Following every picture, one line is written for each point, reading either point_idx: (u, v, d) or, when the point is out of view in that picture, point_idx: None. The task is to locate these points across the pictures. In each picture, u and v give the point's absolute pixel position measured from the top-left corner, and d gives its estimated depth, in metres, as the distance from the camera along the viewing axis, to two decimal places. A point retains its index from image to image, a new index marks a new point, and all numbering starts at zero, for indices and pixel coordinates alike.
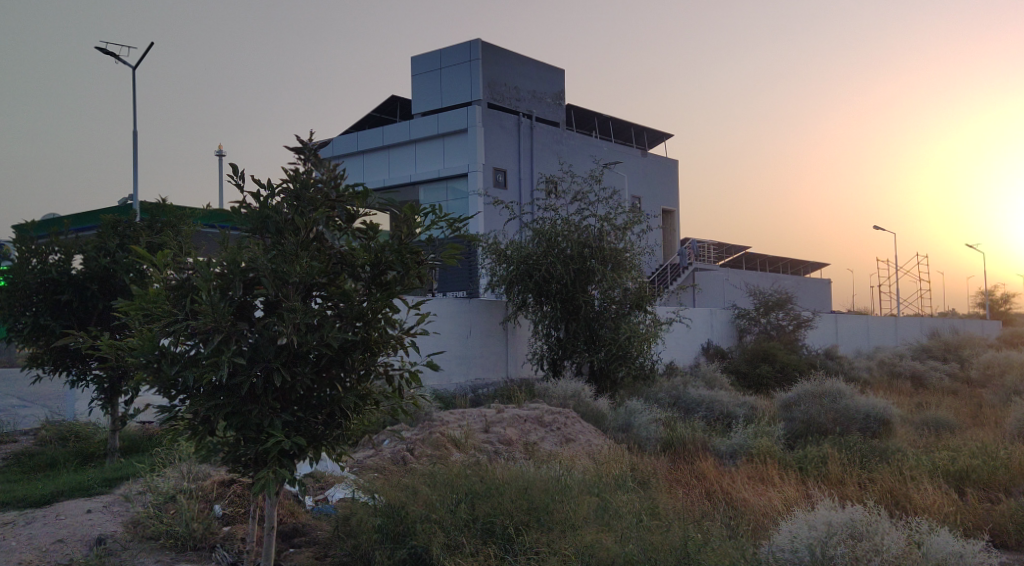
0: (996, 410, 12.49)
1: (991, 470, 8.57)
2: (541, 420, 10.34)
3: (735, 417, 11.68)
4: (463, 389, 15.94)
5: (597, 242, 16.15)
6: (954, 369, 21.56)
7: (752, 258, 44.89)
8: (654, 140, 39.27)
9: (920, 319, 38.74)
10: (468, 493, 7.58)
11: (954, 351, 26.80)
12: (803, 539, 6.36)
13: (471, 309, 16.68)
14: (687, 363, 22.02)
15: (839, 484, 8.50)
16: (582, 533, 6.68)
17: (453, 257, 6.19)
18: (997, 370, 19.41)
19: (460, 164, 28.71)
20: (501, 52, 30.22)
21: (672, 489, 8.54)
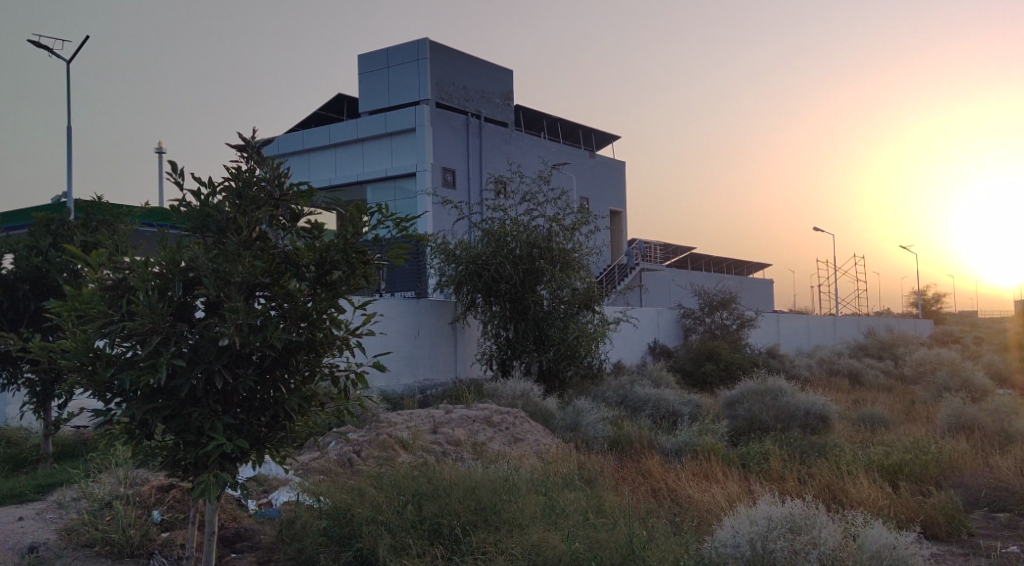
0: (927, 405, 12.96)
1: (923, 464, 8.89)
2: (490, 420, 10.34)
3: (680, 415, 11.87)
4: (411, 390, 15.82)
5: (546, 242, 16.25)
6: (889, 366, 22.33)
7: (699, 258, 45.69)
8: (602, 141, 39.66)
9: (858, 319, 39.99)
10: (415, 494, 7.54)
11: (891, 349, 27.73)
12: (745, 534, 6.49)
13: (419, 309, 16.59)
14: (635, 362, 22.29)
15: (780, 479, 8.72)
16: (529, 533, 6.73)
17: (401, 257, 6.12)
18: (929, 367, 20.15)
19: (408, 163, 28.53)
20: (450, 51, 30.17)
21: (619, 486, 8.64)
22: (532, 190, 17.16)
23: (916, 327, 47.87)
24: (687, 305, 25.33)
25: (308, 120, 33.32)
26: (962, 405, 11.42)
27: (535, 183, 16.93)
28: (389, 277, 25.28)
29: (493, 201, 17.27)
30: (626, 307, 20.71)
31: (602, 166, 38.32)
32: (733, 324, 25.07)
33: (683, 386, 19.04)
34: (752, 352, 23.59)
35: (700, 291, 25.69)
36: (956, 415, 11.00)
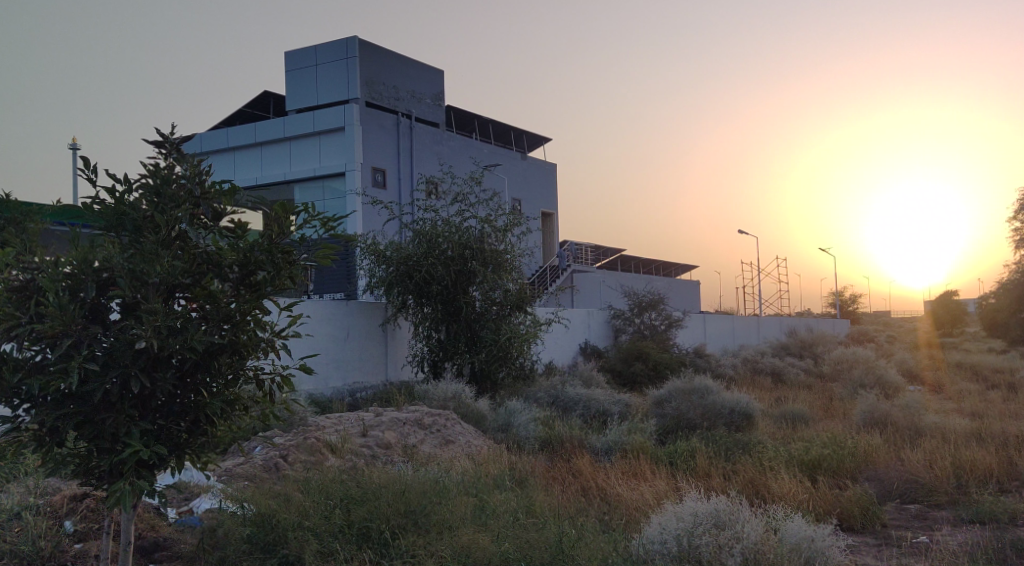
0: (845, 402, 13.47)
1: (840, 459, 9.24)
2: (421, 423, 10.26)
3: (610, 415, 12.07)
4: (341, 393, 15.55)
5: (477, 243, 16.28)
6: (809, 364, 23.15)
7: (629, 260, 46.50)
8: (534, 143, 39.95)
9: (782, 320, 41.36)
10: (343, 498, 7.42)
11: (810, 348, 28.84)
12: (671, 531, 6.66)
13: (348, 311, 16.36)
14: (566, 362, 22.48)
15: (706, 476, 8.92)
16: (459, 534, 6.73)
17: (328, 257, 5.99)
18: (846, 365, 20.99)
19: (337, 162, 28.16)
20: (380, 50, 29.90)
21: (550, 486, 8.71)
22: (463, 190, 17.12)
23: (835, 326, 49.76)
24: (616, 306, 25.71)
25: (234, 118, 32.47)
26: (876, 402, 11.93)
27: (467, 183, 16.88)
28: (317, 278, 24.85)
29: (424, 202, 17.17)
30: (558, 307, 20.86)
31: (533, 168, 38.61)
32: (661, 324, 25.62)
33: (613, 385, 19.33)
34: (679, 352, 24.12)
35: (629, 292, 26.13)
36: (871, 410, 11.49)
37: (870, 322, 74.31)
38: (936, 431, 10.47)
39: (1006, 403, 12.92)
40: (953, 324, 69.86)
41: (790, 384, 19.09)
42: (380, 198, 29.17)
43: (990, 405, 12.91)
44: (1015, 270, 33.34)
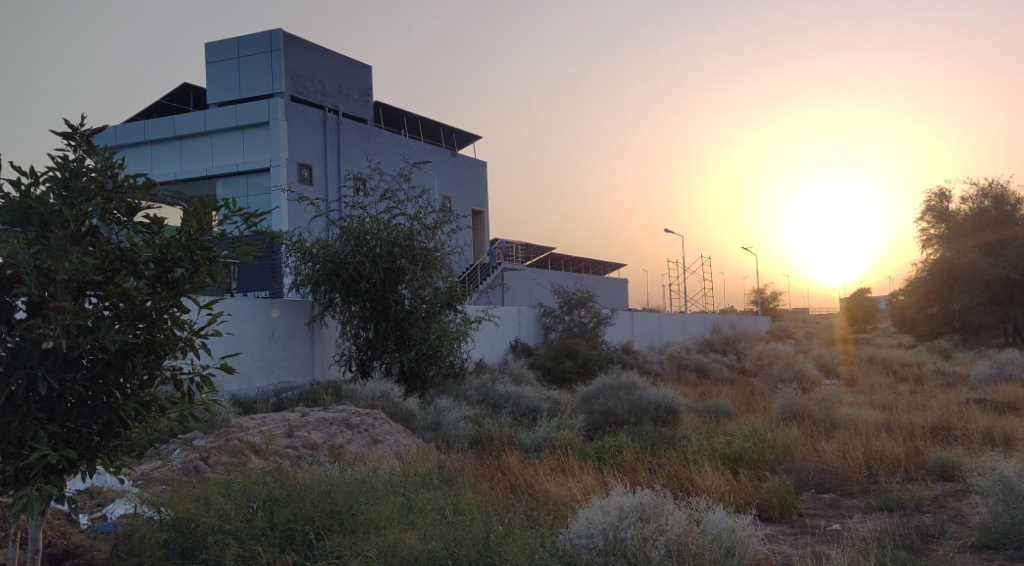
0: (765, 396, 13.89)
1: (760, 452, 9.54)
2: (348, 422, 10.15)
3: (539, 411, 12.19)
4: (265, 393, 15.23)
5: (407, 241, 16.18)
6: (732, 360, 23.83)
7: (558, 257, 47.00)
8: (465, 141, 39.97)
9: (707, 317, 42.45)
10: (266, 499, 7.26)
11: (733, 344, 29.76)
12: (598, 525, 6.74)
13: (272, 310, 16.03)
14: (496, 359, 22.54)
15: (633, 470, 9.07)
16: (386, 534, 6.68)
17: (250, 254, 5.73)
18: (767, 359, 21.68)
19: (261, 158, 27.59)
20: (306, 44, 29.41)
21: (478, 484, 8.70)
22: (392, 187, 16.96)
23: (759, 324, 51.33)
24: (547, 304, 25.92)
25: (153, 111, 31.39)
26: (794, 395, 12.36)
27: (395, 180, 16.76)
28: (242, 276, 24.26)
29: (351, 198, 16.95)
30: (488, 305, 20.89)
31: (463, 165, 38.62)
32: (590, 321, 26.04)
33: (543, 382, 19.52)
34: (607, 349, 24.50)
35: (559, 290, 26.41)
36: (789, 404, 11.88)
37: (792, 319, 76.89)
38: (849, 423, 10.93)
39: (912, 395, 13.60)
40: (866, 321, 72.94)
41: (714, 379, 19.61)
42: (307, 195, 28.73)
43: (898, 396, 13.54)
44: (925, 268, 35.00)
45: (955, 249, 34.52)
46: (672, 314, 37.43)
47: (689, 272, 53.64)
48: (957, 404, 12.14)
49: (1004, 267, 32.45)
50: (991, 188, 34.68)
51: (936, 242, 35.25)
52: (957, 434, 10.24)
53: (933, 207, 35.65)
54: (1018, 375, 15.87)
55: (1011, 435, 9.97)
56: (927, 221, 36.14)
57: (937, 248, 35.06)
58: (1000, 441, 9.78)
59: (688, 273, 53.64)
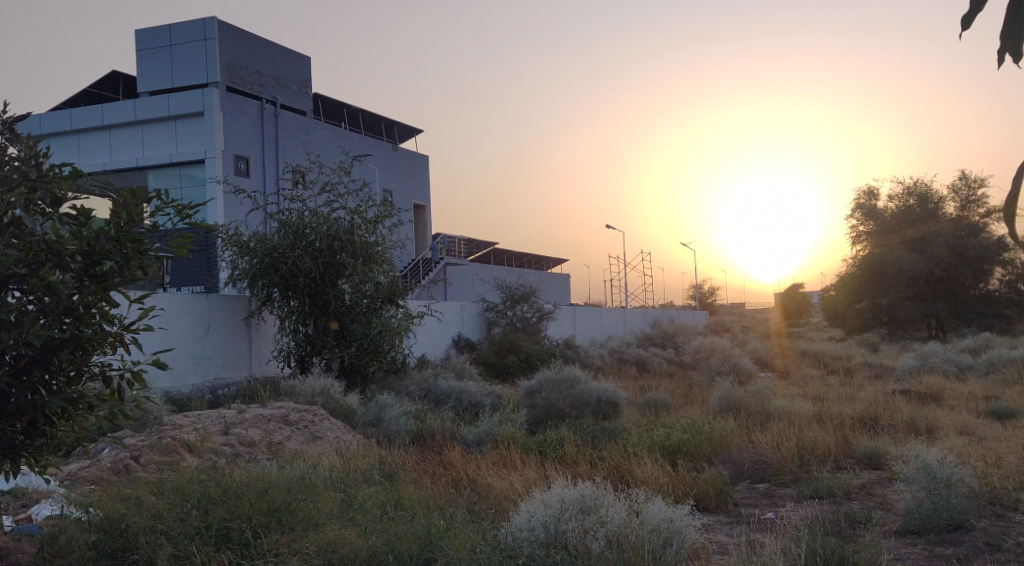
0: (703, 390, 14.19)
1: (697, 443, 9.73)
2: (287, 419, 10.02)
3: (482, 406, 12.19)
4: (200, 390, 14.87)
5: (347, 235, 15.97)
6: (671, 354, 24.26)
7: (501, 253, 47.10)
8: (406, 134, 39.70)
9: (647, 312, 43.14)
10: (201, 499, 7.08)
11: (672, 338, 30.33)
12: (539, 518, 6.79)
13: (207, 305, 15.65)
14: (438, 355, 22.45)
15: (573, 463, 9.16)
16: (325, 531, 6.60)
17: (185, 247, 5.36)
18: (704, 352, 22.19)
19: (195, 149, 26.84)
20: (241, 33, 28.76)
21: (420, 479, 8.66)
22: (332, 180, 16.72)
23: (698, 318, 52.37)
24: (489, 299, 25.97)
25: (80, 98, 30.25)
26: (731, 388, 12.66)
27: (335, 173, 16.54)
28: (176, 270, 23.59)
29: (289, 191, 16.62)
30: (430, 299, 20.80)
31: (405, 159, 38.34)
32: (533, 316, 26.21)
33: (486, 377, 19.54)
34: (550, 344, 24.69)
35: (501, 285, 26.47)
36: (726, 397, 12.16)
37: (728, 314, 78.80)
38: (783, 414, 11.23)
39: (841, 387, 14.07)
40: (799, 315, 74.95)
41: (654, 373, 19.97)
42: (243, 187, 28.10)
43: (829, 388, 14.00)
44: (855, 264, 36.35)
45: (882, 246, 35.85)
46: (613, 309, 37.89)
47: (628, 268, 54.44)
48: (884, 395, 12.61)
49: (928, 263, 33.83)
50: (915, 187, 36.41)
51: (865, 238, 37.06)
52: (883, 424, 10.64)
53: (862, 205, 37.51)
54: (939, 366, 16.59)
55: (933, 423, 10.41)
56: (856, 218, 37.53)
57: (866, 245, 36.70)
58: (923, 429, 10.19)
59: (628, 268, 54.44)
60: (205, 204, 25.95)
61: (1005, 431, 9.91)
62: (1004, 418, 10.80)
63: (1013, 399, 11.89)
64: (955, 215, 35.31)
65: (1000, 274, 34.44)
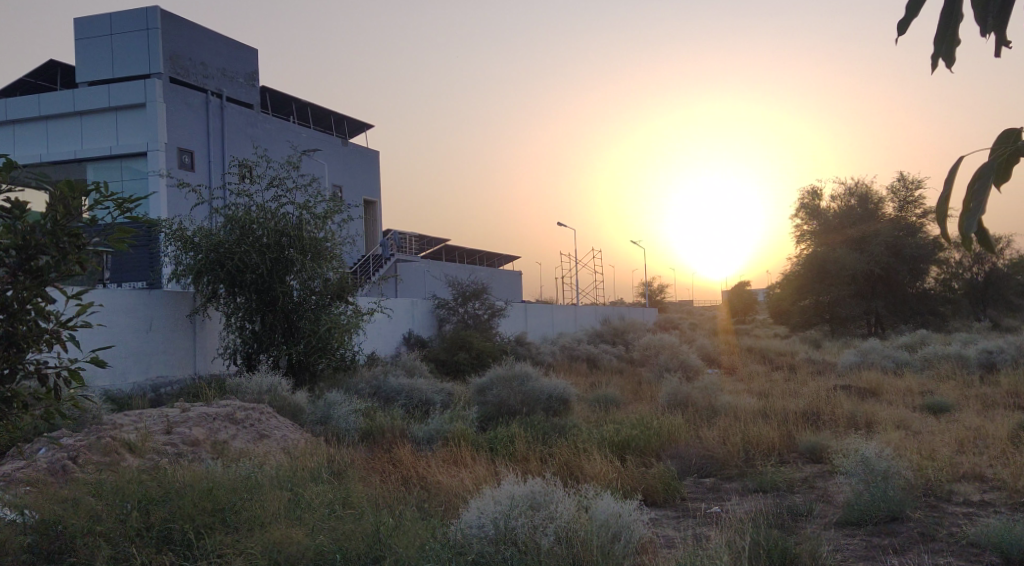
0: (653, 385, 14.38)
1: (646, 439, 9.86)
2: (233, 417, 9.83)
3: (432, 404, 12.15)
4: (141, 389, 14.51)
5: (295, 231, 15.74)
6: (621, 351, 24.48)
7: (452, 249, 47.00)
8: (356, 130, 39.36)
9: (597, 310, 43.50)
10: (142, 499, 6.91)
11: (622, 335, 30.64)
12: (488, 515, 6.77)
13: (149, 301, 15.27)
14: (388, 352, 22.27)
15: (523, 459, 9.20)
16: (271, 531, 6.49)
17: (124, 241, 5.08)
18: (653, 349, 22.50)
19: (136, 141, 26.12)
20: (185, 24, 28.11)
21: (369, 477, 8.58)
22: (279, 174, 16.45)
23: (647, 316, 52.97)
24: (440, 296, 25.87)
25: (15, 88, 29.19)
26: (679, 384, 12.87)
27: (282, 167, 16.26)
28: (117, 265, 22.88)
29: (236, 185, 16.31)
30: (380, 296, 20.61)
31: (355, 154, 37.97)
32: (484, 313, 26.19)
33: (435, 375, 19.47)
34: (501, 340, 24.75)
35: (453, 283, 26.40)
36: (674, 392, 12.35)
37: (676, 311, 80.00)
38: (728, 410, 11.45)
39: (785, 382, 14.43)
40: (746, 311, 76.81)
41: (603, 369, 20.18)
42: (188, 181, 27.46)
43: (775, 384, 14.32)
44: (799, 262, 37.29)
45: (825, 245, 36.78)
46: (564, 306, 38.10)
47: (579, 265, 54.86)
48: (825, 390, 12.95)
49: (869, 262, 34.83)
50: (856, 188, 37.54)
51: (808, 237, 37.99)
52: (825, 419, 10.92)
53: (806, 205, 38.50)
54: (878, 362, 17.12)
55: (871, 418, 10.74)
56: (800, 217, 38.52)
57: (810, 244, 37.66)
58: (862, 424, 10.48)
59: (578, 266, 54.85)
60: (147, 197, 25.30)
61: (939, 425, 10.26)
62: (938, 412, 11.17)
63: (945, 393, 12.33)
64: (895, 215, 36.47)
65: (935, 273, 35.85)
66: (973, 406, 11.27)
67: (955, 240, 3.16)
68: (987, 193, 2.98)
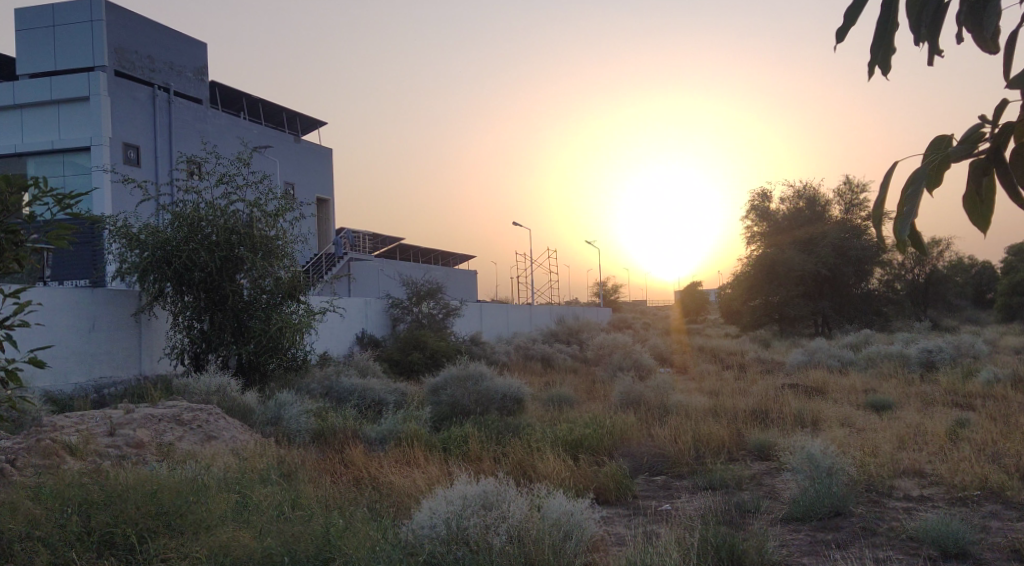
0: (605, 385, 14.50)
1: (599, 438, 9.94)
2: (179, 419, 9.66)
3: (385, 404, 12.09)
4: (84, 390, 14.18)
5: (246, 228, 15.52)
6: (576, 351, 24.62)
7: (406, 248, 46.78)
8: (309, 126, 38.96)
9: (552, 309, 43.67)
10: (83, 503, 6.75)
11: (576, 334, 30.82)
12: (440, 514, 6.72)
13: (92, 299, 14.92)
14: (341, 351, 22.05)
15: (477, 459, 9.20)
16: (217, 534, 6.37)
17: (65, 239, 4.89)
18: (607, 348, 22.70)
19: (79, 135, 25.51)
20: (131, 16, 27.47)
21: (320, 478, 8.50)
22: (229, 171, 16.19)
23: (602, 316, 53.36)
24: (395, 295, 25.71)
25: None
26: (631, 383, 12.99)
27: (232, 163, 15.99)
28: (58, 262, 22.25)
29: (184, 182, 16.03)
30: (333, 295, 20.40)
31: (307, 151, 37.54)
32: (438, 312, 26.10)
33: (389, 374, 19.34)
34: (455, 340, 24.71)
35: (407, 282, 26.27)
36: (626, 391, 12.45)
37: (631, 311, 80.82)
38: (680, 408, 11.61)
39: (736, 381, 14.65)
40: (697, 311, 78.02)
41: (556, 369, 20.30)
42: (134, 177, 26.85)
43: (724, 383, 14.56)
44: (749, 263, 38.00)
45: (775, 246, 37.54)
46: (520, 306, 38.17)
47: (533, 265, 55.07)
48: (774, 388, 13.20)
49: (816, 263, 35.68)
50: (804, 190, 38.45)
51: (758, 239, 38.74)
52: (773, 417, 11.13)
53: (756, 206, 39.28)
54: (823, 361, 17.55)
55: (817, 415, 10.98)
56: (750, 219, 39.27)
57: (760, 245, 38.42)
58: (808, 421, 10.71)
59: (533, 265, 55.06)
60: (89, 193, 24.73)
61: (881, 422, 10.55)
62: (880, 410, 11.49)
63: (887, 391, 12.69)
64: (841, 217, 37.45)
65: (879, 274, 36.92)
66: (913, 404, 11.61)
67: (895, 245, 3.06)
68: (920, 197, 2.88)
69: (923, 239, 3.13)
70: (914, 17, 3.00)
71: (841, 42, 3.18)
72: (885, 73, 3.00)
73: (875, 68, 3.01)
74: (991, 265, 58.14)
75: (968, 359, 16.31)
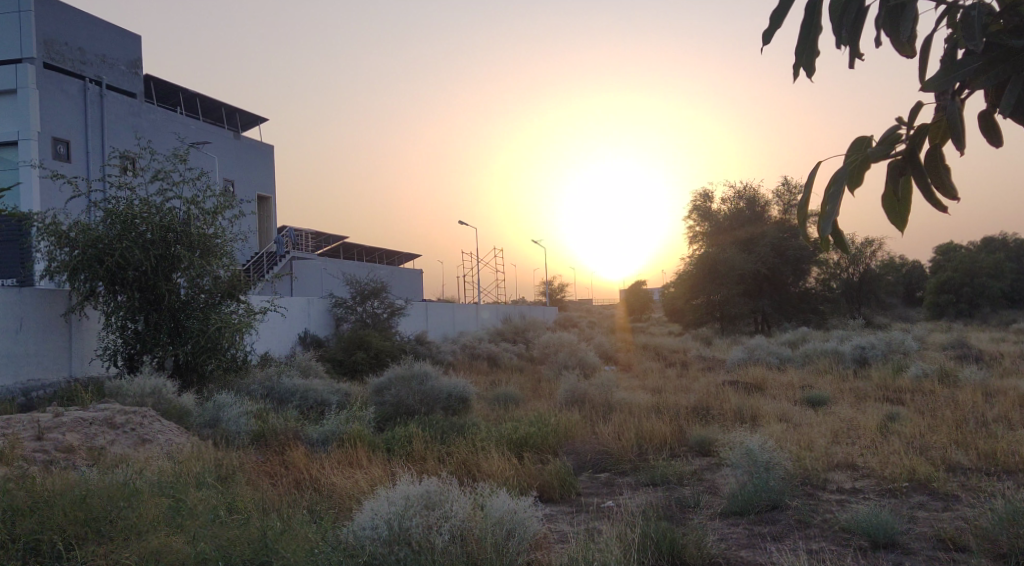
0: (551, 383, 14.53)
1: (544, 436, 9.98)
2: (112, 422, 9.39)
3: (328, 404, 11.96)
4: (8, 392, 13.72)
5: (182, 226, 15.26)
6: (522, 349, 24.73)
7: (351, 246, 46.33)
8: (249, 123, 38.34)
9: (497, 308, 43.63)
10: (7, 511, 6.49)
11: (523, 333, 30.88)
12: (383, 515, 6.62)
13: (19, 299, 14.47)
14: (283, 351, 21.74)
15: (420, 459, 9.15)
16: (148, 539, 6.19)
17: None
18: (554, 347, 22.80)
19: (6, 130, 24.70)
20: (61, 7, 26.68)
21: (257, 480, 8.37)
22: (165, 167, 15.87)
23: (549, 315, 53.56)
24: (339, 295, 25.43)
25: None
26: (576, 382, 13.05)
27: (168, 160, 15.69)
28: None
29: (117, 178, 15.65)
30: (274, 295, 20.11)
31: (248, 147, 36.93)
32: (383, 312, 25.94)
33: (332, 375, 19.14)
34: (401, 340, 24.57)
35: (351, 281, 26.04)
36: (571, 389, 12.52)
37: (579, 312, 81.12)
38: (624, 406, 11.72)
39: (678, 379, 14.82)
40: (642, 311, 78.80)
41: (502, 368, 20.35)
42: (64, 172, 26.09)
43: (667, 380, 14.73)
44: (691, 262, 38.63)
45: (716, 245, 38.23)
46: (466, 306, 38.07)
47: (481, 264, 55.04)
48: (715, 385, 13.39)
49: (757, 262, 36.44)
50: (744, 191, 39.26)
51: (701, 238, 39.39)
52: (714, 413, 11.32)
53: (699, 206, 39.94)
54: (763, 358, 17.92)
55: (756, 412, 11.18)
56: (693, 219, 39.88)
57: (703, 244, 39.08)
58: (748, 417, 10.92)
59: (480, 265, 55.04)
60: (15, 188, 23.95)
61: (818, 417, 10.80)
62: (816, 405, 11.77)
63: (822, 387, 13.01)
64: (780, 217, 38.33)
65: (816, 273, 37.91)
66: (847, 399, 11.94)
67: (819, 243, 3.13)
68: (842, 195, 2.98)
69: (843, 236, 3.22)
70: (836, 20, 3.07)
71: (769, 44, 3.26)
72: (808, 76, 3.07)
73: (802, 70, 3.09)
74: (921, 264, 60.25)
75: (896, 355, 16.81)
